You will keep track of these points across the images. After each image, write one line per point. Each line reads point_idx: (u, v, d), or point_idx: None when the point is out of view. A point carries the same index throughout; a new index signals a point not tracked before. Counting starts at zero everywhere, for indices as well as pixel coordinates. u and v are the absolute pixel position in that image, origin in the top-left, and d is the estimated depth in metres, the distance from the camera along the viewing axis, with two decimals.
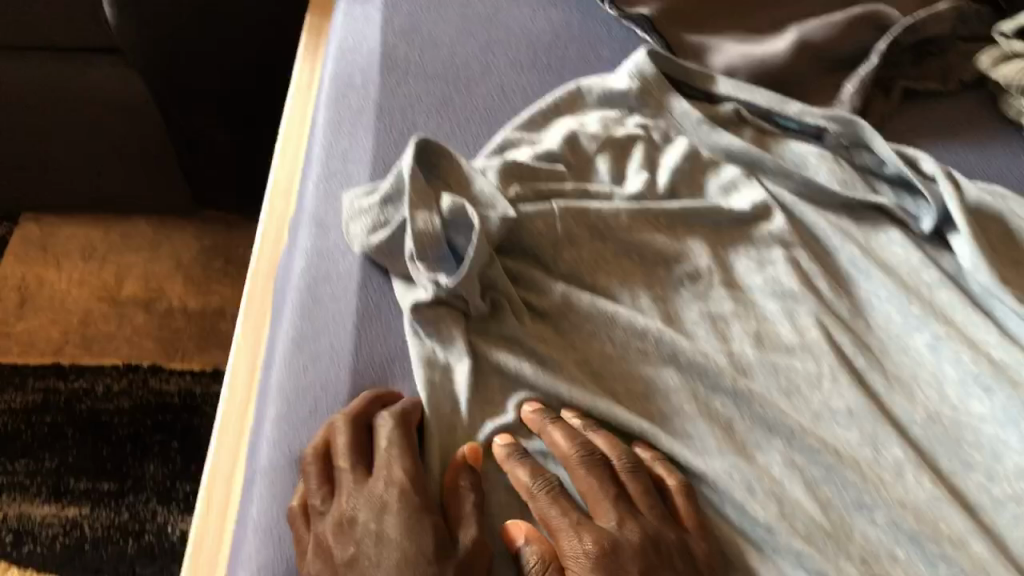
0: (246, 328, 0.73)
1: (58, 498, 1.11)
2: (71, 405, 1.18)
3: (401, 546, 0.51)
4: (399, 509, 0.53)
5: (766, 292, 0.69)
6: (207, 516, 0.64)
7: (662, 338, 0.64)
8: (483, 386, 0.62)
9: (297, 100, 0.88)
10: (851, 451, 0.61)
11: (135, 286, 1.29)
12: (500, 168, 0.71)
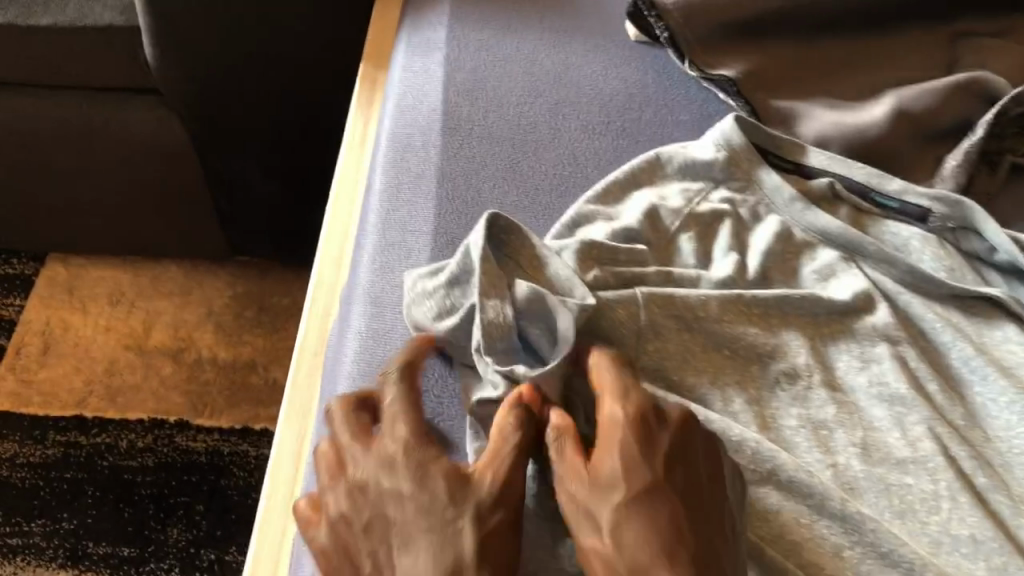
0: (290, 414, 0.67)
1: (75, 563, 1.04)
2: (93, 461, 1.11)
3: (416, 497, 0.49)
4: (407, 462, 0.51)
5: (871, 395, 0.62)
6: None
7: (762, 452, 0.57)
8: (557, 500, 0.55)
9: (348, 163, 0.82)
10: None
11: (163, 335, 1.23)
12: (575, 250, 0.64)
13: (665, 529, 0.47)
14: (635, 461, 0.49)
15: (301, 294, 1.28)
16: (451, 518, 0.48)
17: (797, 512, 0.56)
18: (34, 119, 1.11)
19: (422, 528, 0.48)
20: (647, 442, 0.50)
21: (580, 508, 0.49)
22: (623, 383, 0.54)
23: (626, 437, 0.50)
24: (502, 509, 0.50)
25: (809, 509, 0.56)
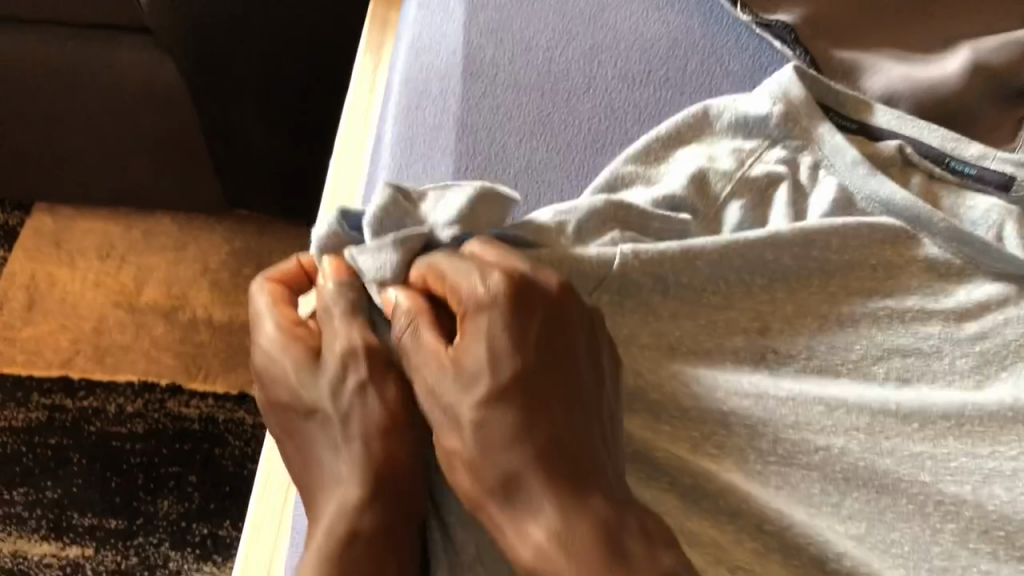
0: None
1: (60, 536, 0.98)
2: (78, 426, 1.05)
3: (292, 399, 0.53)
4: (277, 369, 0.54)
5: (932, 390, 0.55)
6: None
7: (812, 472, 0.51)
8: None
9: (355, 114, 0.75)
10: None
11: (155, 292, 1.15)
12: (598, 206, 0.57)
13: (532, 424, 0.45)
14: (497, 350, 0.46)
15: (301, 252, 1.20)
16: (315, 400, 0.52)
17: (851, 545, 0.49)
18: (15, 57, 1.02)
19: (299, 415, 0.53)
20: (513, 325, 0.47)
21: (439, 404, 0.46)
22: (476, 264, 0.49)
23: (486, 317, 0.47)
24: (356, 372, 0.52)
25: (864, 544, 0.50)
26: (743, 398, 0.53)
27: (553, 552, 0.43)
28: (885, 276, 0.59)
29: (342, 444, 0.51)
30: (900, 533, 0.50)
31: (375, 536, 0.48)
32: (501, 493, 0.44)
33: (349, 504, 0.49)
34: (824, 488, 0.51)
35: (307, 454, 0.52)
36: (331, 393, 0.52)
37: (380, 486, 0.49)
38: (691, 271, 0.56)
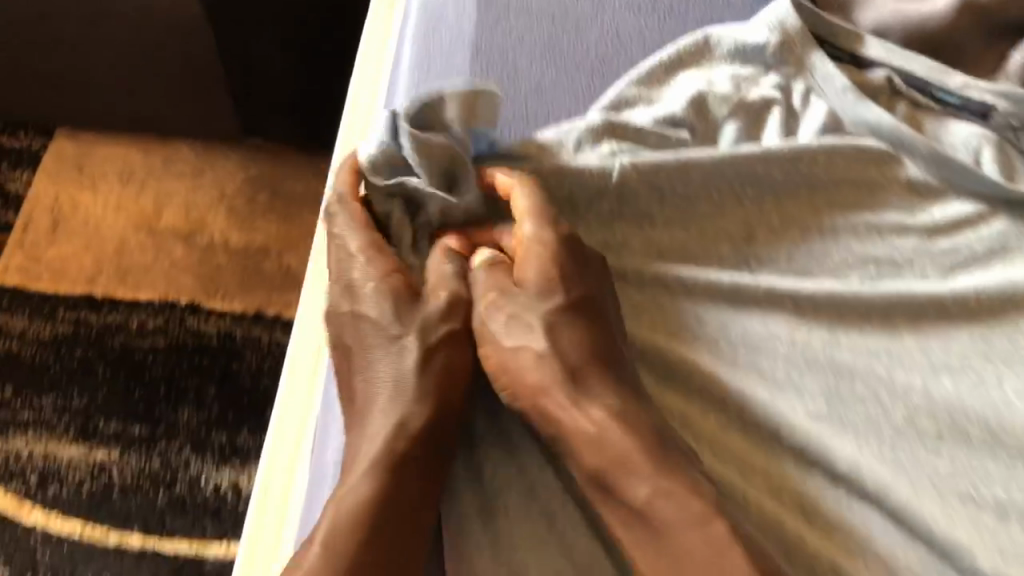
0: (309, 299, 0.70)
1: (86, 440, 1.04)
2: (103, 340, 1.10)
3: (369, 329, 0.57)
4: (361, 304, 0.58)
5: (897, 286, 0.60)
6: (265, 502, 0.62)
7: (782, 362, 0.57)
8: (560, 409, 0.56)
9: (373, 44, 0.78)
10: (1000, 498, 0.53)
11: (174, 216, 1.20)
12: (597, 124, 0.63)
13: (584, 330, 0.55)
14: (555, 272, 0.57)
15: (314, 181, 1.24)
16: (400, 336, 0.56)
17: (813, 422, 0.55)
18: None
19: (377, 341, 0.57)
20: (564, 253, 0.57)
21: (508, 316, 0.56)
22: (536, 208, 0.59)
23: (548, 249, 0.57)
24: (449, 314, 0.57)
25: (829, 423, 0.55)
26: (724, 299, 0.59)
27: (613, 427, 0.51)
28: (868, 193, 0.64)
29: (413, 376, 0.54)
30: (853, 411, 0.56)
31: (430, 458, 0.52)
32: (558, 382, 0.53)
33: (409, 432, 0.52)
34: (788, 368, 0.57)
35: (373, 379, 0.56)
36: (419, 332, 0.56)
37: (439, 419, 0.53)
38: (686, 181, 0.62)
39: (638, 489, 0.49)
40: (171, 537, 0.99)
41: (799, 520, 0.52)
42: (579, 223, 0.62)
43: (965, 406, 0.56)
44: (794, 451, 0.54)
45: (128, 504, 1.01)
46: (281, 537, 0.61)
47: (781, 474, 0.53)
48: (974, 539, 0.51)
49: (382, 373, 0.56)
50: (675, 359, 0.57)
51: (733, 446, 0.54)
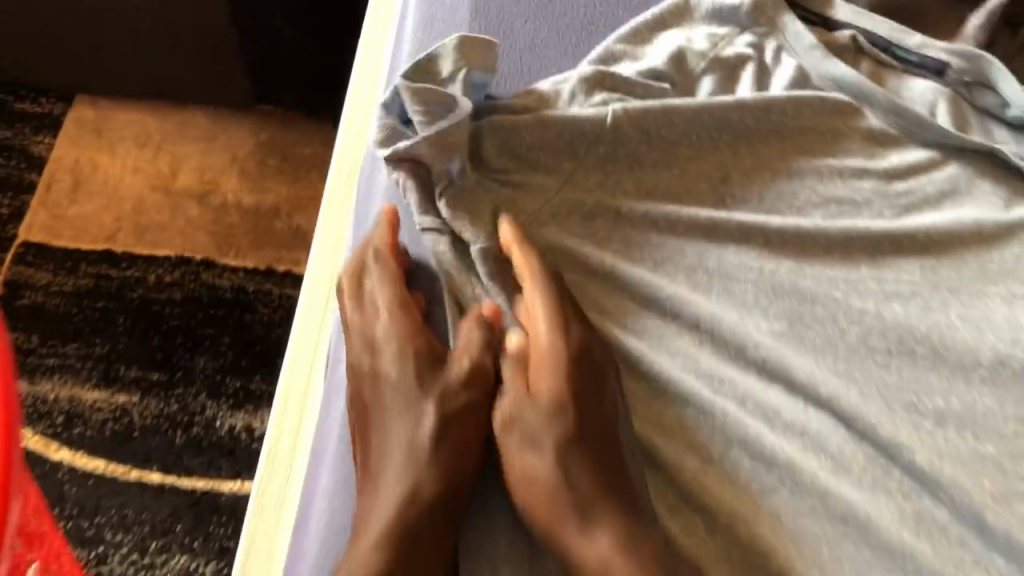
0: (320, 257, 0.77)
1: (108, 384, 1.11)
2: (123, 292, 1.17)
3: (390, 391, 0.59)
4: (383, 368, 0.60)
5: (856, 223, 0.66)
6: (280, 435, 0.70)
7: (753, 285, 0.64)
8: None
9: (370, 47, 0.85)
10: (938, 407, 0.60)
11: (189, 178, 1.26)
12: (587, 75, 0.69)
13: (588, 448, 0.55)
14: (567, 381, 0.57)
15: (322, 145, 1.30)
16: (418, 405, 0.58)
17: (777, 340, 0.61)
18: None
19: (396, 403, 0.58)
20: (578, 359, 0.58)
21: (518, 422, 0.57)
22: (556, 308, 0.60)
23: (561, 354, 0.58)
24: (465, 397, 0.58)
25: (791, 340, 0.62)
26: (698, 234, 0.66)
27: (612, 558, 0.52)
28: (832, 140, 0.70)
29: (427, 445, 0.56)
30: (814, 332, 0.62)
31: (437, 533, 0.54)
32: (558, 489, 0.54)
33: (423, 500, 0.54)
34: (757, 294, 0.63)
35: (385, 443, 0.57)
36: (435, 401, 0.58)
37: (447, 491, 0.55)
38: (668, 127, 0.68)
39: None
40: (189, 475, 1.06)
41: (762, 425, 0.59)
42: (580, 166, 0.68)
43: (914, 327, 0.62)
44: (760, 363, 0.61)
45: (148, 443, 1.07)
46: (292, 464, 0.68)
47: (748, 385, 0.60)
48: (916, 440, 0.58)
49: (396, 432, 0.57)
50: (655, 285, 0.63)
51: (706, 363, 0.61)
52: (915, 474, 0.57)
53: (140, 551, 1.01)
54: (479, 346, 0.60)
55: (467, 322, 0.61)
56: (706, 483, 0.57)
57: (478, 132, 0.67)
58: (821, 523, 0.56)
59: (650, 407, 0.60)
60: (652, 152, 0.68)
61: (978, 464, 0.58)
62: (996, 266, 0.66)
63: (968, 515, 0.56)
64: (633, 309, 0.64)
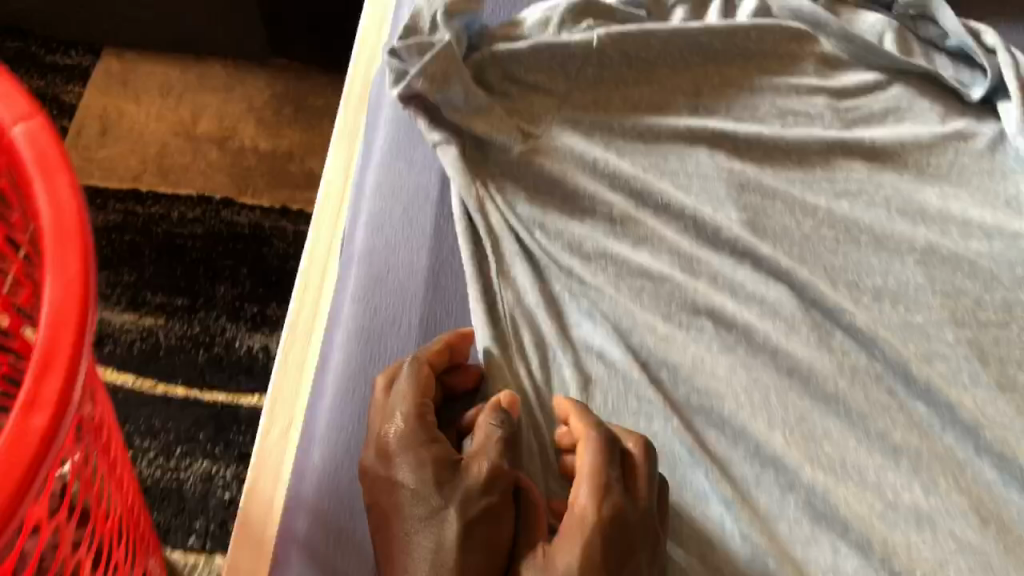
0: (337, 155, 0.79)
1: (136, 308, 1.20)
2: (149, 227, 1.26)
3: (406, 503, 0.52)
4: (407, 477, 0.53)
5: (810, 131, 0.75)
6: (298, 319, 0.71)
7: (726, 179, 0.72)
8: (549, 228, 0.70)
9: None
10: (876, 283, 0.69)
11: (210, 125, 1.35)
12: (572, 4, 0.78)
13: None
14: (598, 562, 0.49)
15: (333, 96, 1.39)
16: (440, 515, 0.51)
17: (744, 227, 0.70)
18: None
19: (416, 516, 0.52)
20: (612, 551, 0.50)
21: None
22: (603, 471, 0.52)
23: (596, 537, 0.50)
24: (490, 527, 0.51)
25: (755, 228, 0.70)
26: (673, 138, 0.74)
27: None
28: (789, 62, 0.79)
29: (452, 554, 0.50)
30: (775, 221, 0.71)
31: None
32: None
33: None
34: (728, 189, 0.72)
35: (403, 559, 0.51)
36: (459, 505, 0.51)
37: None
38: (646, 48, 0.77)
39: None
40: (211, 388, 1.15)
41: (729, 298, 0.67)
42: (574, 87, 0.76)
43: (858, 219, 0.71)
44: (730, 248, 0.69)
45: (173, 360, 1.17)
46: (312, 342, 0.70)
47: (719, 265, 0.68)
48: (856, 308, 0.67)
49: (415, 553, 0.50)
50: (649, 183, 0.71)
51: (685, 247, 0.69)
52: (852, 333, 0.66)
53: (165, 455, 1.11)
54: (507, 477, 0.53)
55: (493, 427, 0.55)
56: (677, 343, 0.65)
57: (479, 61, 0.75)
58: (772, 374, 0.65)
59: (636, 284, 0.68)
60: (633, 71, 0.77)
61: (908, 331, 0.67)
62: (932, 170, 0.75)
63: (896, 367, 0.65)
64: (624, 203, 0.71)
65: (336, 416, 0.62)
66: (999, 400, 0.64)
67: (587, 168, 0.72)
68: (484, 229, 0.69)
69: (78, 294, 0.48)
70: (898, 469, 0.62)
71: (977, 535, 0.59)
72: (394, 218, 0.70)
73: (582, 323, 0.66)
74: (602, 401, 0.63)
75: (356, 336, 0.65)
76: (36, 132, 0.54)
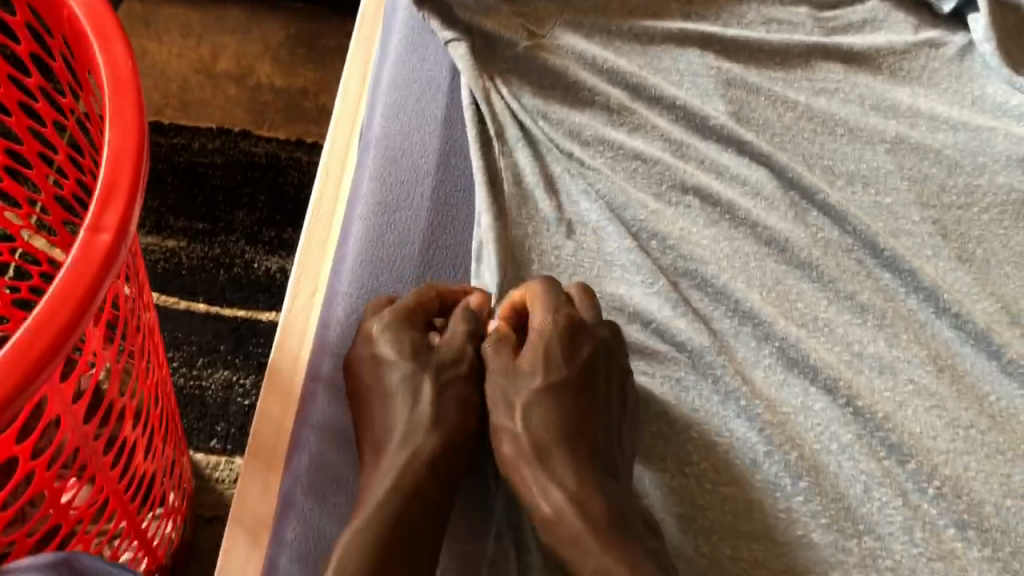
0: (354, 58, 0.85)
1: (160, 232, 1.26)
2: (171, 157, 1.32)
3: (389, 375, 0.62)
4: (391, 356, 0.63)
5: (792, 36, 0.82)
6: (321, 199, 0.76)
7: (713, 77, 0.79)
8: (550, 117, 0.77)
9: None
10: (849, 168, 0.76)
11: (228, 63, 1.41)
12: None
13: (565, 427, 0.60)
14: (556, 379, 0.62)
15: (345, 38, 1.46)
16: (416, 384, 0.62)
17: (728, 116, 0.77)
18: None
19: (396, 381, 0.62)
20: (570, 363, 0.63)
21: (516, 410, 0.60)
22: (552, 289, 0.65)
23: (552, 361, 0.63)
24: (459, 392, 0.62)
25: (740, 120, 0.77)
26: (666, 43, 0.81)
27: (568, 511, 0.56)
28: None
29: (429, 414, 0.60)
30: (757, 114, 0.78)
31: (435, 485, 0.57)
32: (536, 462, 0.58)
33: (414, 472, 0.57)
34: (716, 85, 0.79)
35: (385, 415, 0.60)
36: (433, 374, 0.62)
37: (444, 452, 0.58)
38: None
39: (586, 564, 0.54)
40: (231, 305, 1.22)
41: (715, 179, 0.75)
42: None
43: (834, 113, 0.78)
44: (717, 133, 0.76)
45: (195, 279, 1.23)
46: (334, 217, 0.75)
47: (707, 152, 0.76)
48: (829, 189, 0.74)
49: (395, 409, 0.61)
50: (643, 79, 0.78)
51: (677, 135, 0.76)
52: (827, 210, 0.73)
53: (188, 365, 1.17)
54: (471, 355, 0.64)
55: (460, 320, 0.65)
56: (666, 217, 0.72)
57: None
58: (751, 244, 0.72)
59: (630, 165, 0.75)
60: None
61: (877, 210, 0.73)
62: (905, 73, 0.82)
63: (866, 240, 0.71)
64: (621, 96, 0.78)
65: (360, 278, 0.69)
66: (958, 270, 0.71)
67: (587, 65, 0.79)
68: (489, 115, 0.75)
69: (134, 144, 0.55)
70: (864, 325, 0.68)
71: (933, 381, 0.66)
72: (407, 108, 0.77)
73: (579, 199, 0.73)
74: (589, 266, 0.71)
75: (376, 210, 0.71)
76: (92, 4, 0.60)
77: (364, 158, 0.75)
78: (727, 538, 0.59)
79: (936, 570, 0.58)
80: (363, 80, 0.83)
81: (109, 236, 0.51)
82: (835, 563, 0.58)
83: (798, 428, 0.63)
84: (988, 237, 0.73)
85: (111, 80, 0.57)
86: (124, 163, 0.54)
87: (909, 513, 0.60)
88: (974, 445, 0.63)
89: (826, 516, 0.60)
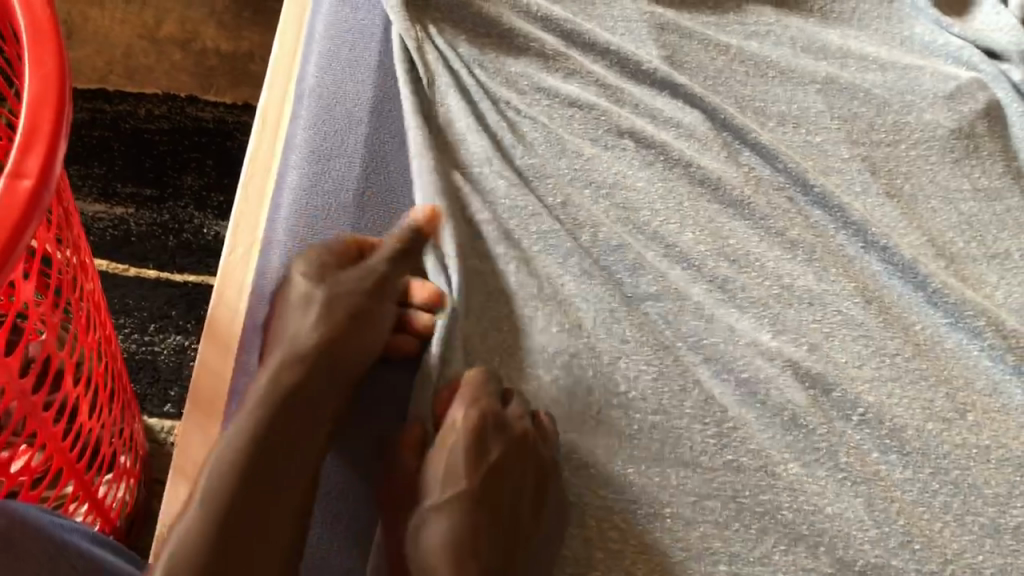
0: (288, 13, 0.84)
1: (107, 199, 1.18)
2: (117, 124, 1.23)
3: (297, 291, 0.60)
4: (302, 271, 0.61)
5: None
6: (258, 150, 0.76)
7: (645, 17, 0.80)
8: (483, 68, 0.77)
9: None
10: (783, 110, 0.77)
11: (172, 27, 1.31)
12: None
13: (470, 544, 0.54)
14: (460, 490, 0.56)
15: None
16: (312, 293, 0.60)
17: (659, 60, 0.78)
18: None
19: (298, 294, 0.60)
20: (466, 480, 0.56)
21: (414, 533, 0.55)
22: (472, 397, 0.58)
23: (456, 468, 0.56)
24: (352, 294, 0.60)
25: (676, 67, 0.78)
26: None
27: None
28: None
29: (313, 324, 0.58)
30: (690, 58, 0.78)
31: (316, 377, 0.57)
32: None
33: (288, 372, 0.57)
34: (649, 30, 0.79)
35: (281, 329, 0.59)
36: (328, 286, 0.60)
37: (321, 353, 0.57)
38: None
39: None
40: (181, 271, 1.14)
41: (648, 123, 0.75)
42: None
43: (766, 56, 0.79)
44: (654, 78, 0.77)
45: (144, 245, 1.16)
46: (271, 168, 0.76)
47: (642, 95, 0.76)
48: (762, 130, 0.75)
49: (294, 320, 0.59)
50: (577, 25, 0.78)
51: (611, 80, 0.77)
52: (758, 149, 0.74)
53: (140, 331, 1.10)
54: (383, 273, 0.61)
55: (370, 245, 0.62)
56: (602, 162, 0.73)
57: None
58: (686, 184, 0.72)
59: (565, 113, 0.75)
60: None
61: (807, 148, 0.75)
62: (835, 15, 0.83)
63: (796, 177, 0.72)
64: (556, 43, 0.78)
65: (300, 222, 0.68)
66: (887, 206, 0.72)
67: (521, 12, 0.79)
68: (420, 62, 0.75)
69: (54, 89, 0.52)
70: (794, 260, 0.69)
71: (860, 313, 0.67)
72: (340, 57, 0.77)
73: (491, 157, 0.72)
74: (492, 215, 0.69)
75: (311, 160, 0.71)
76: None
77: (299, 109, 0.75)
78: (652, 467, 0.60)
79: (860, 493, 0.60)
80: (297, 31, 0.83)
81: (31, 183, 0.47)
82: (765, 488, 0.60)
83: (720, 359, 0.64)
84: (916, 172, 0.74)
85: (30, 25, 0.54)
86: (44, 107, 0.51)
87: (830, 440, 0.61)
88: (898, 372, 0.65)
89: (753, 442, 0.61)
